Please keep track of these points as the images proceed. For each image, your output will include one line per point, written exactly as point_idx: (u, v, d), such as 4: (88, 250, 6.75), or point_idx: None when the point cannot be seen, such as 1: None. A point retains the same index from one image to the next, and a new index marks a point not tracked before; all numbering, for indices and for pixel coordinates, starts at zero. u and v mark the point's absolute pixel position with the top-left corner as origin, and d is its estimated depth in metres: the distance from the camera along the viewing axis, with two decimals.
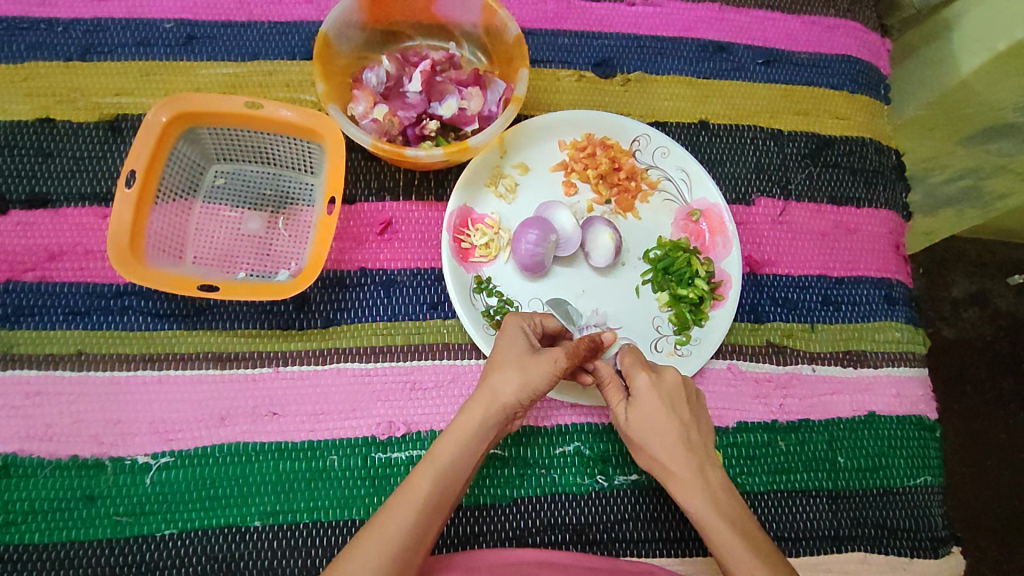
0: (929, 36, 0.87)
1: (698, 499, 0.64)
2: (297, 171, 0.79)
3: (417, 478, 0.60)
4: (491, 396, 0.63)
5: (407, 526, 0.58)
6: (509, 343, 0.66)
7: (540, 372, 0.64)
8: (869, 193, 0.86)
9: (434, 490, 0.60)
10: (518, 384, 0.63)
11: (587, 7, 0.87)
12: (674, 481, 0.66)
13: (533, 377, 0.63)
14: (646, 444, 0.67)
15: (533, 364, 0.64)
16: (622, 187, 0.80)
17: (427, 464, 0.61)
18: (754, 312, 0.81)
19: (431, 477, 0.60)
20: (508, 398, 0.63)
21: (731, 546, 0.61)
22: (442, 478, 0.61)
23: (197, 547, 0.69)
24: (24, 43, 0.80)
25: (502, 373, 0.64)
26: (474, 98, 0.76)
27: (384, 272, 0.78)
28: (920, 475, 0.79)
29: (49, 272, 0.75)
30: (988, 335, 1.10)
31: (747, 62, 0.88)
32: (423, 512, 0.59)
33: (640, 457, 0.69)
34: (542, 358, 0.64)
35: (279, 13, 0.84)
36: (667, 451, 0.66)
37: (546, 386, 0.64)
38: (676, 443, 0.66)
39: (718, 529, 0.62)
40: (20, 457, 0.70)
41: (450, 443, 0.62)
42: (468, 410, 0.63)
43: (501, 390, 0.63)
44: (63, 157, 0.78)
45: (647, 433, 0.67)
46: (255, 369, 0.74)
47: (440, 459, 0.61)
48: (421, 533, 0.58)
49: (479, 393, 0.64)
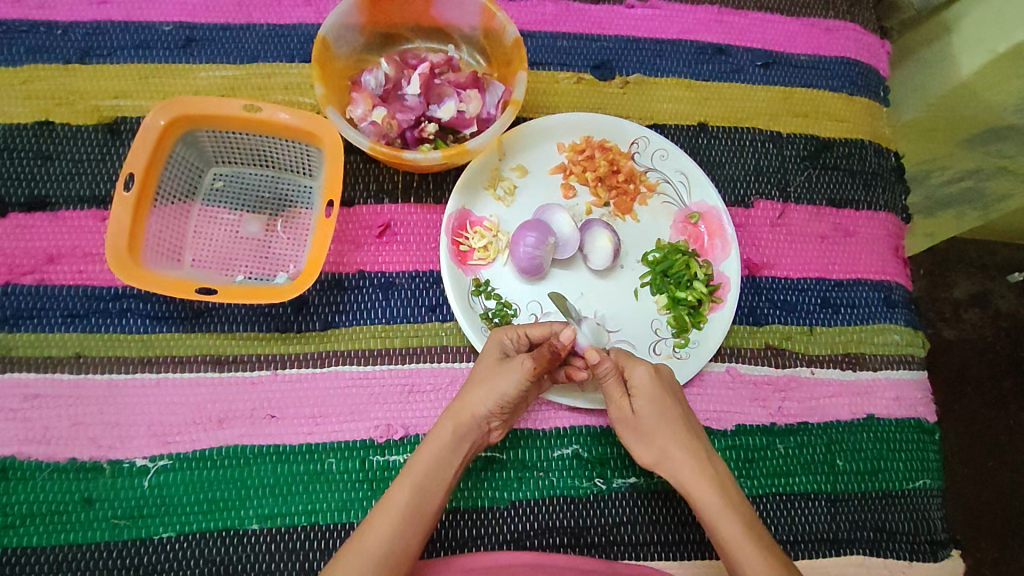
0: (929, 38, 0.87)
1: (705, 493, 0.64)
2: (295, 174, 0.79)
3: (395, 492, 0.62)
4: (459, 410, 0.65)
5: (386, 538, 0.59)
6: (483, 360, 0.68)
7: (508, 379, 0.65)
8: (869, 196, 0.86)
9: (412, 500, 0.61)
10: (485, 395, 0.65)
11: (586, 9, 0.87)
12: (679, 475, 0.66)
13: (500, 384, 0.65)
14: (652, 437, 0.67)
15: (500, 373, 0.65)
16: (621, 190, 0.80)
17: (404, 477, 0.63)
18: (753, 315, 0.80)
19: (408, 489, 0.62)
20: (477, 410, 0.65)
21: (738, 541, 0.61)
22: (419, 489, 0.62)
23: (194, 550, 0.69)
24: (23, 46, 0.80)
25: (469, 390, 0.66)
26: (473, 101, 0.76)
27: (382, 274, 0.78)
28: (920, 477, 0.78)
29: (48, 275, 0.75)
30: (989, 336, 1.10)
31: (746, 65, 0.88)
32: (400, 525, 0.60)
33: (642, 453, 0.68)
34: (511, 365, 0.65)
35: (278, 16, 0.84)
36: (673, 445, 0.66)
37: (515, 390, 0.65)
38: (678, 432, 0.67)
39: (725, 524, 0.62)
40: (18, 460, 0.70)
41: (425, 456, 0.64)
42: (438, 426, 0.65)
43: (473, 403, 0.65)
44: (62, 159, 0.78)
45: (650, 426, 0.67)
46: (253, 372, 0.74)
47: (416, 471, 0.63)
48: (400, 545, 0.59)
49: (449, 410, 0.66)
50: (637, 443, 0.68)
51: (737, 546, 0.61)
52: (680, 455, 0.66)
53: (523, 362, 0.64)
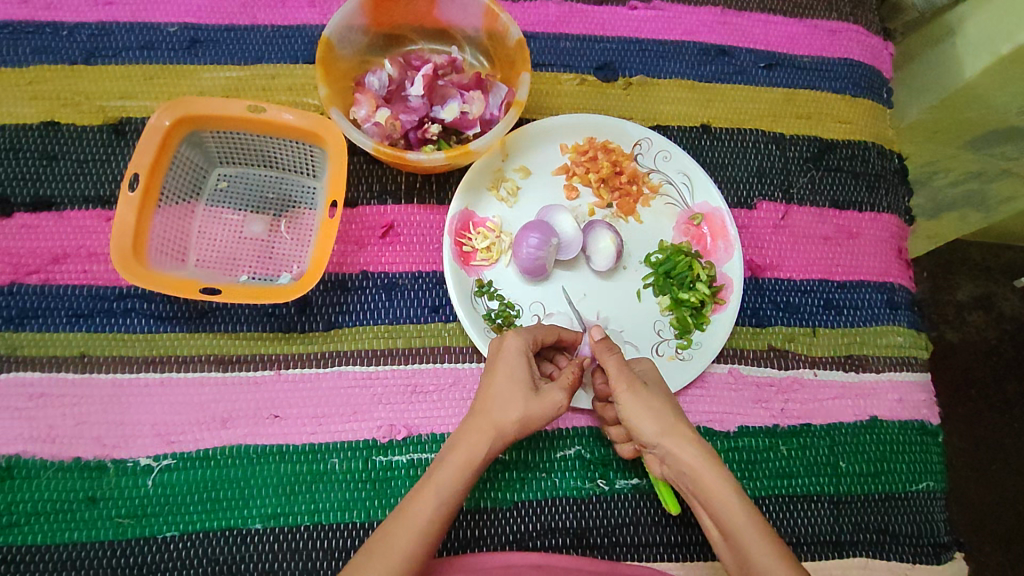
0: (933, 40, 0.87)
1: (713, 477, 0.61)
2: (299, 175, 0.80)
3: (417, 501, 0.60)
4: (488, 426, 0.63)
5: (405, 546, 0.57)
6: (512, 371, 0.65)
7: (543, 412, 0.64)
8: (871, 198, 0.86)
9: (437, 514, 0.59)
10: (516, 417, 0.63)
11: (588, 11, 0.88)
12: (684, 462, 0.62)
13: (533, 414, 0.64)
14: (647, 418, 0.64)
15: (534, 402, 0.64)
16: (623, 191, 0.81)
17: (427, 488, 0.61)
18: (755, 316, 0.80)
19: (434, 500, 0.60)
20: (505, 430, 0.63)
21: (742, 527, 0.59)
22: (446, 501, 0.60)
23: (197, 549, 0.69)
24: (29, 47, 0.81)
25: (503, 407, 0.63)
26: (475, 102, 0.76)
27: (385, 275, 0.78)
28: (922, 480, 0.78)
29: (52, 275, 0.75)
30: (993, 339, 1.10)
31: (749, 66, 0.88)
32: (424, 535, 0.58)
33: (644, 432, 0.64)
34: (546, 395, 0.65)
35: (282, 17, 0.84)
36: (680, 425, 0.64)
37: (542, 421, 0.65)
38: (675, 416, 0.64)
39: (735, 514, 0.60)
40: (23, 459, 0.71)
41: (449, 469, 0.61)
42: (466, 441, 0.63)
43: (499, 421, 0.63)
44: (67, 160, 0.78)
45: (659, 404, 0.65)
46: (256, 372, 0.74)
47: (442, 484, 0.61)
48: (421, 554, 0.58)
49: (477, 424, 0.64)
50: (641, 421, 0.64)
51: (751, 538, 0.59)
52: (688, 436, 0.63)
53: (558, 403, 0.65)
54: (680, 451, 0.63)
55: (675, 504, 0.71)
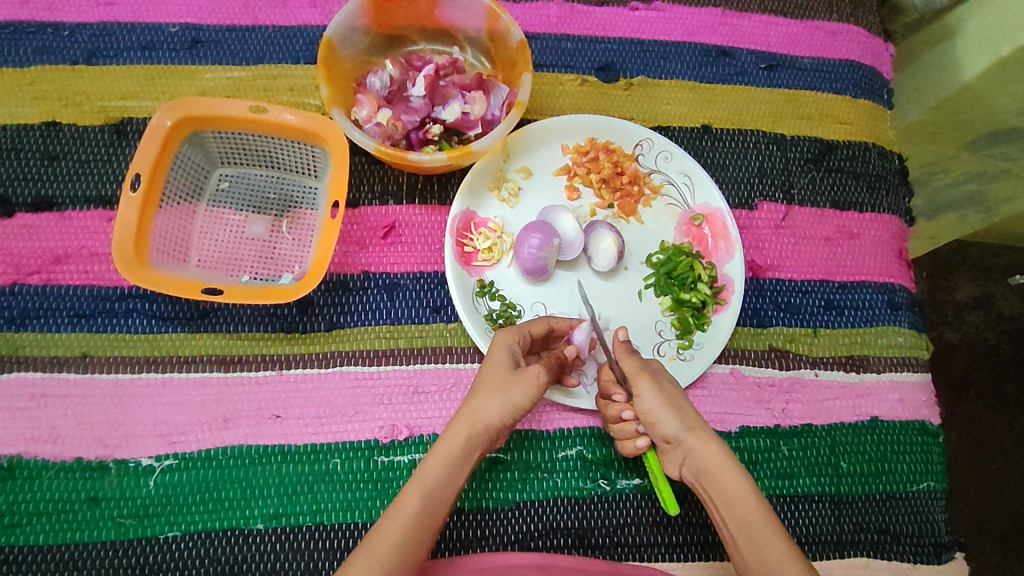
0: (932, 41, 0.87)
1: (734, 475, 0.61)
2: (301, 175, 0.80)
3: (405, 498, 0.60)
4: (472, 417, 0.63)
5: (394, 543, 0.57)
6: (493, 362, 0.65)
7: (524, 389, 0.63)
8: (872, 198, 0.86)
9: (423, 508, 0.59)
10: (500, 405, 0.63)
11: (589, 11, 0.88)
12: (704, 457, 0.63)
13: (515, 395, 0.63)
14: (670, 413, 0.64)
15: (513, 383, 0.63)
16: (624, 192, 0.81)
17: (414, 485, 0.60)
18: (756, 317, 0.81)
19: (419, 494, 0.60)
20: (490, 419, 0.63)
21: (757, 525, 0.59)
22: (432, 495, 0.60)
23: (199, 549, 0.69)
24: (30, 47, 0.81)
25: (485, 396, 0.63)
26: (478, 102, 0.76)
27: (386, 275, 0.78)
28: (922, 480, 0.78)
29: (54, 275, 0.75)
30: (992, 339, 1.10)
31: (750, 67, 0.88)
32: (413, 529, 0.58)
33: (665, 426, 0.64)
34: (525, 375, 0.64)
35: (283, 17, 0.84)
36: (701, 424, 0.64)
37: (527, 400, 0.63)
38: (697, 416, 0.65)
39: (753, 512, 0.59)
40: (24, 459, 0.71)
41: (437, 463, 0.61)
42: (449, 432, 0.63)
43: (483, 411, 0.63)
44: (68, 160, 0.78)
45: (680, 402, 0.65)
46: (258, 372, 0.74)
47: (427, 478, 0.60)
48: (411, 550, 0.57)
49: (460, 415, 0.64)
50: (662, 416, 0.64)
51: (765, 537, 0.58)
52: (710, 434, 0.64)
53: (537, 374, 0.64)
54: (700, 446, 0.63)
55: (673, 504, 0.68)
